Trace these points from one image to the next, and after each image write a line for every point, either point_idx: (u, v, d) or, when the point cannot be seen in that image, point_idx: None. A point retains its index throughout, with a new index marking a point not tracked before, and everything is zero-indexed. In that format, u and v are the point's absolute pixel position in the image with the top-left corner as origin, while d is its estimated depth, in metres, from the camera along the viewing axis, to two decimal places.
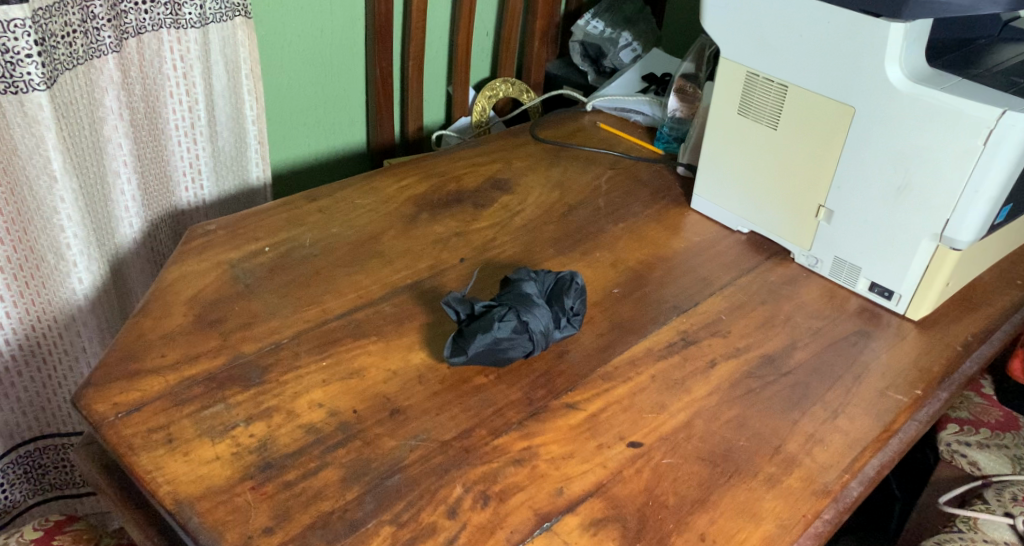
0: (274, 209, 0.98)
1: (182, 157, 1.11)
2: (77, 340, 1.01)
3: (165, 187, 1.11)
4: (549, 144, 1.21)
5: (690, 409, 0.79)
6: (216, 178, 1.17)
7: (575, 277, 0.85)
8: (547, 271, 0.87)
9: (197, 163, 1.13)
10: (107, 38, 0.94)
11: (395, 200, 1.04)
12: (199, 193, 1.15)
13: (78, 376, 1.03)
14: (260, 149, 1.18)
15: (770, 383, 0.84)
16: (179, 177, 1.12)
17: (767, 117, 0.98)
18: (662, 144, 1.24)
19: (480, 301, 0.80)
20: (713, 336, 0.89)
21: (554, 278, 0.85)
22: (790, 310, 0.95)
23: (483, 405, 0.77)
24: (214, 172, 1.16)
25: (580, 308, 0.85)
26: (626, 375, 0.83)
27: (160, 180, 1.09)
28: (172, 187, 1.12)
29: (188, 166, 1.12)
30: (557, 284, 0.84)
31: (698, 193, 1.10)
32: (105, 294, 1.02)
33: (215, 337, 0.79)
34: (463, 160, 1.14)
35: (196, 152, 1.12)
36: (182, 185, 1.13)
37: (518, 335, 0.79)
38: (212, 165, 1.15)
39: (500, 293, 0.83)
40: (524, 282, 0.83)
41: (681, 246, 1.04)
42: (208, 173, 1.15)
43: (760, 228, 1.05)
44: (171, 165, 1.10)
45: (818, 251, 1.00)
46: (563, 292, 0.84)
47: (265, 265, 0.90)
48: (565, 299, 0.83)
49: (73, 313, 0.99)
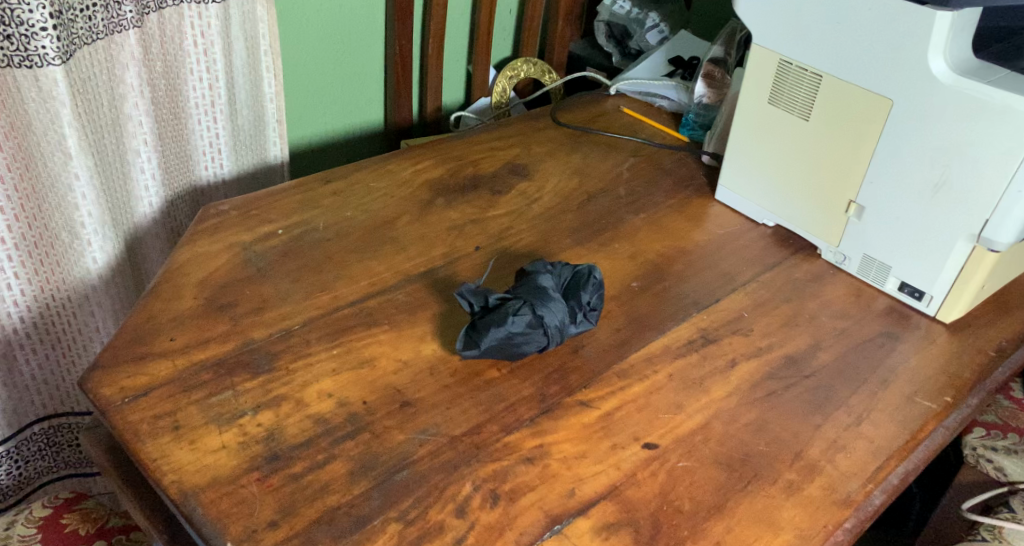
0: (288, 191, 0.97)
1: (202, 135, 1.09)
2: (91, 320, 1.00)
3: (185, 166, 1.09)
4: (571, 129, 1.19)
5: (708, 410, 0.77)
6: (236, 157, 1.15)
7: (593, 271, 0.83)
8: (564, 264, 0.85)
9: (215, 141, 1.11)
10: (129, 12, 0.92)
11: (411, 184, 1.02)
12: (219, 173, 1.14)
13: (89, 355, 1.02)
14: (279, 127, 1.16)
15: (791, 386, 0.81)
16: (198, 155, 1.10)
17: (798, 108, 0.95)
18: (686, 131, 1.21)
19: (494, 294, 0.79)
20: (733, 334, 0.87)
21: (571, 271, 0.82)
22: (814, 308, 0.92)
23: (495, 400, 0.75)
24: (234, 151, 1.14)
25: (598, 304, 0.82)
26: (642, 373, 0.81)
27: (180, 158, 1.08)
28: (191, 166, 1.10)
29: (207, 144, 1.10)
30: (574, 278, 0.82)
31: (723, 183, 1.07)
32: (121, 273, 1.01)
33: (225, 322, 0.78)
34: (481, 144, 1.12)
35: (215, 130, 1.10)
36: (202, 163, 1.12)
37: (532, 329, 0.77)
38: (231, 143, 1.13)
39: (515, 286, 0.81)
40: (540, 275, 0.81)
41: (703, 239, 1.01)
42: (227, 151, 1.13)
43: (787, 223, 1.02)
44: (191, 143, 1.08)
45: (846, 248, 0.97)
46: (581, 286, 0.82)
47: (278, 248, 0.88)
48: (583, 293, 0.81)
49: (87, 292, 0.98)
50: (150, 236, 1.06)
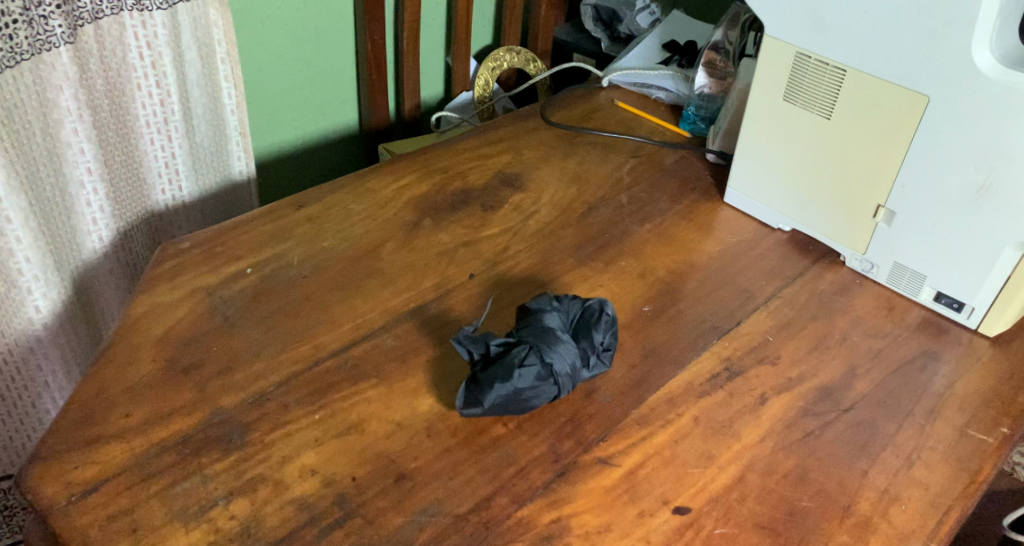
0: (256, 220, 0.86)
1: (156, 157, 0.98)
2: (40, 375, 0.89)
3: (139, 192, 0.98)
4: (564, 130, 1.08)
5: (740, 461, 0.69)
6: (196, 178, 1.03)
7: (606, 306, 0.73)
8: (571, 296, 0.75)
9: (172, 162, 0.99)
10: (58, 27, 0.80)
11: (393, 204, 0.91)
12: (178, 197, 1.02)
13: (39, 413, 0.92)
14: (242, 141, 1.05)
15: (829, 424, 0.73)
16: (153, 179, 0.99)
17: (819, 105, 0.86)
18: (686, 125, 1.13)
19: (495, 341, 0.69)
20: (760, 364, 0.78)
21: (580, 307, 0.73)
22: (844, 327, 0.84)
23: (502, 464, 0.66)
24: (194, 170, 1.02)
25: (611, 343, 0.73)
26: (665, 418, 0.72)
27: (132, 184, 0.96)
28: (147, 191, 0.99)
29: (162, 166, 0.99)
30: (585, 315, 0.73)
31: (733, 186, 0.99)
32: (69, 320, 0.91)
33: (189, 388, 0.68)
34: (468, 152, 1.01)
35: (171, 149, 0.98)
36: (158, 188, 1.00)
37: (538, 383, 0.68)
38: (190, 163, 1.01)
39: (519, 328, 0.71)
40: (547, 314, 0.71)
41: (716, 250, 0.92)
42: (187, 173, 1.01)
43: (808, 228, 0.94)
44: (144, 166, 0.97)
45: (874, 256, 0.89)
46: (592, 325, 0.72)
47: (247, 290, 0.78)
48: (595, 335, 0.71)
49: (31, 345, 0.87)
50: (102, 274, 0.95)
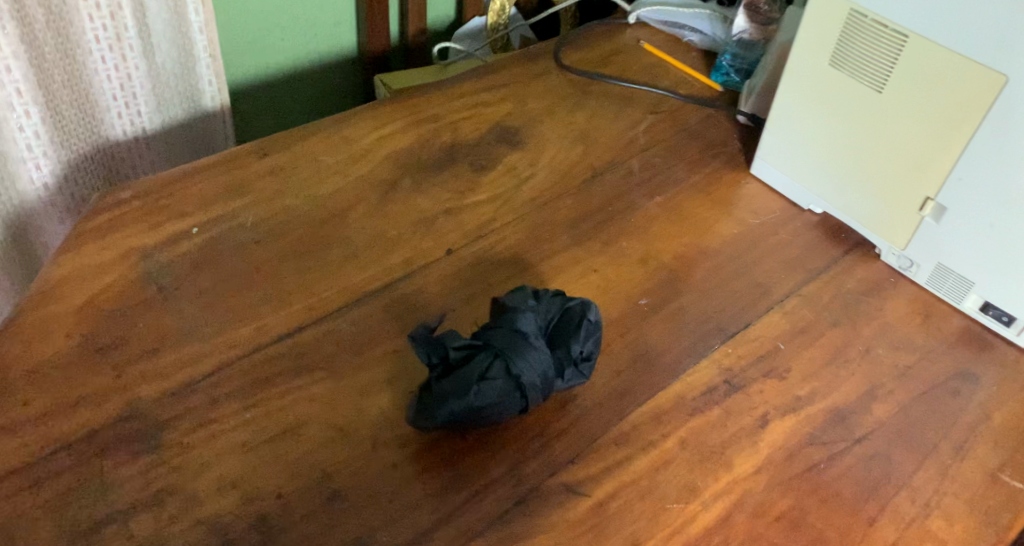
0: (212, 169, 0.77)
1: (110, 78, 0.87)
2: None
3: (90, 117, 0.88)
4: (577, 75, 0.96)
5: (728, 498, 0.61)
6: (159, 103, 0.93)
7: (589, 311, 0.63)
8: (555, 291, 0.65)
9: (129, 85, 0.89)
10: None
11: (369, 158, 0.81)
12: (138, 123, 0.92)
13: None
14: (212, 64, 0.95)
15: (836, 456, 0.64)
16: (107, 103, 0.89)
17: (868, 75, 0.74)
18: (720, 78, 0.99)
19: (456, 345, 0.60)
20: (766, 377, 0.69)
21: (560, 307, 0.63)
22: (870, 336, 0.73)
23: (452, 487, 0.58)
24: (155, 95, 0.92)
25: (593, 352, 0.63)
26: (648, 438, 0.63)
27: (80, 108, 0.86)
28: (100, 117, 0.89)
29: (117, 88, 0.88)
30: (564, 318, 0.62)
31: (762, 155, 0.87)
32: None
33: (105, 373, 0.61)
34: (464, 98, 0.90)
35: (127, 70, 0.88)
36: (114, 113, 0.90)
37: (496, 400, 0.59)
38: (151, 87, 0.91)
39: (486, 327, 0.62)
40: (519, 315, 0.61)
41: (731, 232, 0.81)
42: (146, 97, 0.91)
43: (842, 214, 0.82)
44: (94, 88, 0.87)
45: (914, 253, 0.77)
46: (571, 333, 0.62)
47: (189, 256, 0.70)
48: (572, 344, 0.62)
49: None
50: (39, 203, 0.87)
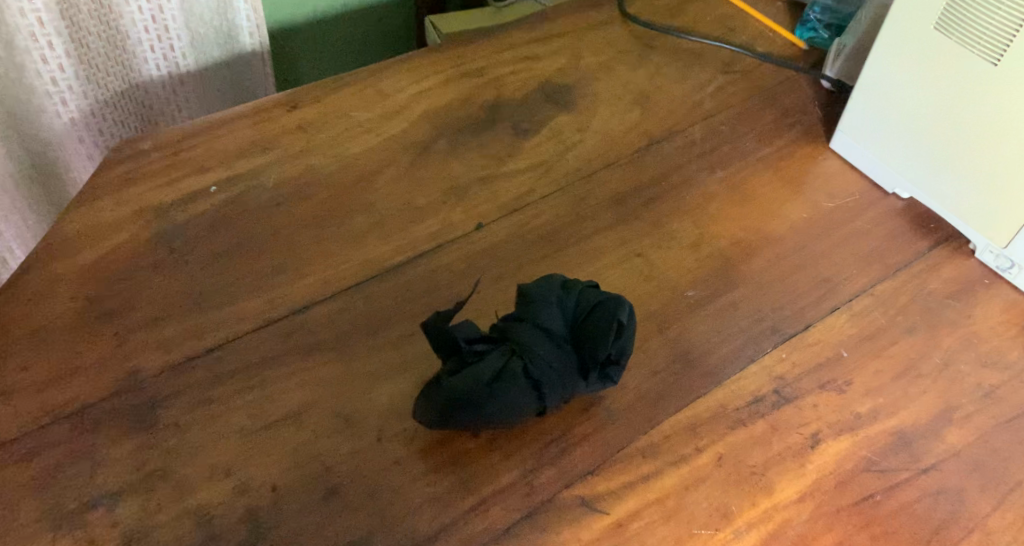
0: (239, 121, 0.72)
1: (140, 10, 0.84)
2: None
3: (121, 49, 0.86)
4: (642, 27, 0.87)
5: (766, 527, 0.54)
6: (194, 37, 0.89)
7: (621, 311, 0.55)
8: (588, 283, 0.59)
9: (161, 18, 0.85)
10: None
11: (405, 116, 0.76)
12: (171, 57, 0.89)
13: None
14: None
15: (897, 488, 0.56)
16: (138, 36, 0.86)
17: (983, 45, 0.64)
18: (805, 33, 0.88)
19: (470, 338, 0.55)
20: (822, 389, 0.61)
21: (591, 304, 0.56)
22: (950, 348, 0.64)
23: (458, 492, 0.54)
24: (190, 29, 0.88)
25: (623, 355, 0.57)
26: (681, 451, 0.57)
27: (110, 41, 0.84)
28: (132, 49, 0.87)
29: (149, 20, 0.85)
30: (592, 315, 0.56)
31: (844, 128, 0.77)
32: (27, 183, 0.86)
33: (105, 342, 0.57)
34: (514, 50, 0.83)
35: (158, 1, 0.84)
36: (146, 46, 0.87)
37: (508, 402, 0.54)
38: (185, 21, 0.87)
39: (507, 321, 0.57)
40: (541, 310, 0.56)
41: (800, 217, 0.73)
42: (179, 31, 0.87)
43: (933, 201, 0.73)
44: (124, 20, 0.84)
45: (1016, 253, 0.68)
46: (599, 335, 0.55)
47: (206, 216, 0.65)
48: (600, 347, 0.55)
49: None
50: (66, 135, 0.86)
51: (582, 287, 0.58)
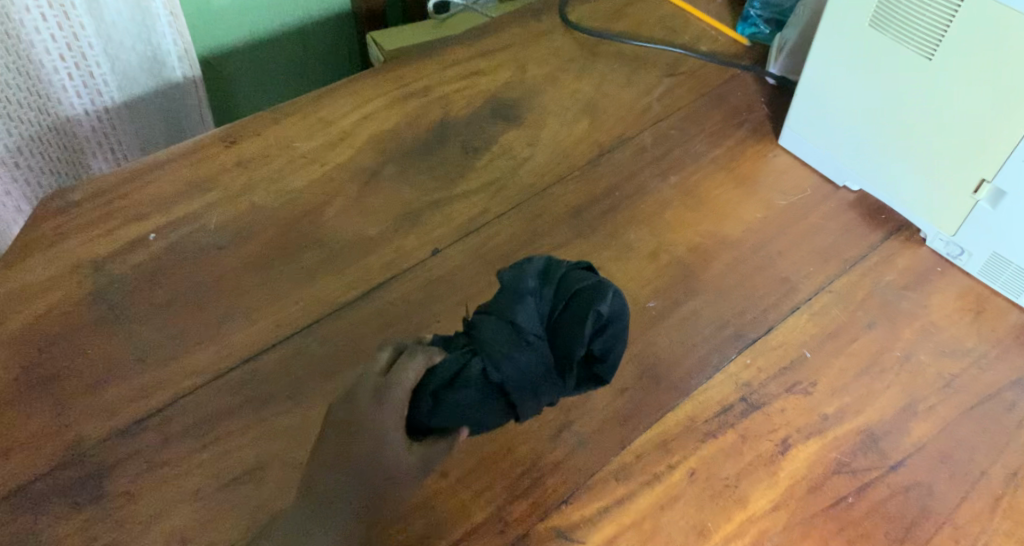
0: (176, 163, 0.70)
1: (53, 40, 0.81)
2: None
3: (36, 84, 0.83)
4: (585, 33, 0.87)
5: (744, 539, 0.54)
6: (115, 65, 0.87)
7: (600, 302, 0.50)
8: (577, 269, 0.53)
9: (77, 46, 0.83)
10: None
11: (350, 142, 0.74)
12: (92, 87, 0.87)
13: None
14: (172, 20, 0.88)
15: (868, 488, 0.57)
16: (54, 69, 0.83)
17: (918, 39, 0.64)
18: (746, 30, 0.88)
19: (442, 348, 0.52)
20: (789, 394, 0.61)
21: (570, 296, 0.51)
22: (911, 340, 0.65)
23: (430, 534, 0.53)
24: (110, 56, 0.86)
25: (604, 347, 0.52)
26: (653, 472, 0.56)
27: (23, 76, 0.81)
28: (50, 82, 0.84)
29: (64, 47, 0.82)
30: (570, 310, 0.51)
31: (791, 124, 0.77)
32: None
33: (48, 409, 0.54)
34: (456, 66, 0.82)
35: (72, 29, 0.82)
36: (64, 77, 0.84)
37: (472, 409, 0.50)
38: (103, 47, 0.85)
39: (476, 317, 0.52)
40: (515, 297, 0.51)
41: (756, 217, 0.72)
42: (99, 59, 0.85)
43: (881, 192, 0.73)
44: (36, 52, 0.81)
45: (966, 241, 0.68)
46: (576, 335, 0.50)
47: (145, 267, 0.63)
48: (577, 344, 0.50)
49: None
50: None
51: (565, 271, 0.53)
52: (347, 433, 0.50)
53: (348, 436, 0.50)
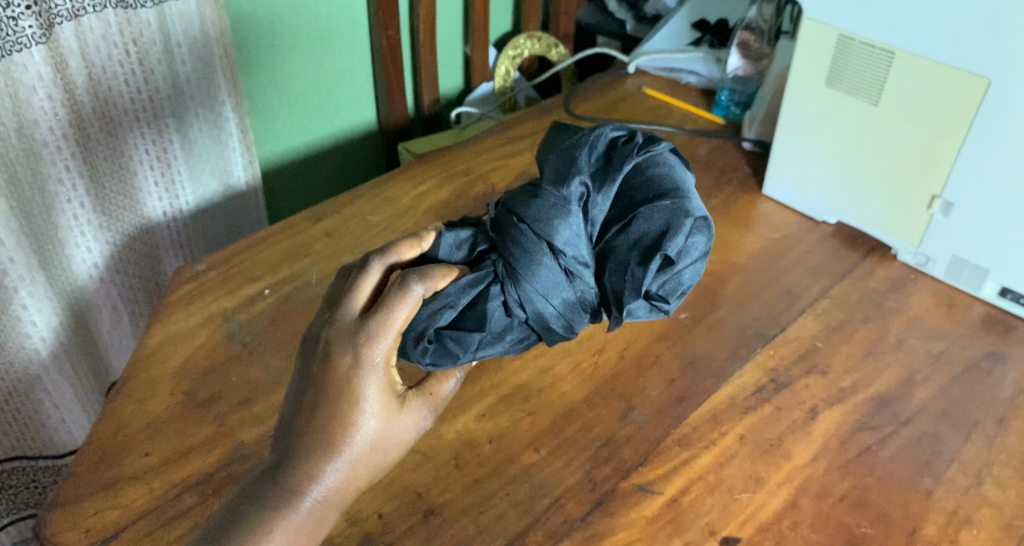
0: (272, 237, 0.83)
1: (147, 155, 0.97)
2: (46, 396, 0.95)
3: (132, 193, 0.98)
4: (589, 122, 1.04)
5: (793, 483, 0.64)
6: (193, 177, 1.03)
7: (668, 246, 0.59)
8: (648, 206, 0.60)
9: (166, 159, 0.99)
10: (29, 28, 0.79)
11: (414, 212, 0.88)
12: (174, 196, 1.02)
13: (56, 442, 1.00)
14: (241, 138, 1.05)
15: (888, 438, 0.68)
16: (146, 180, 0.99)
17: (864, 90, 0.81)
18: (720, 111, 1.07)
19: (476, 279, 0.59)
20: (809, 374, 0.73)
21: (633, 239, 0.60)
22: (900, 328, 0.78)
23: (536, 495, 0.63)
24: (191, 169, 1.02)
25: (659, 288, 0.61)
26: (708, 439, 0.67)
27: (123, 185, 0.96)
28: (143, 192, 0.99)
29: (156, 161, 0.98)
30: (631, 252, 0.60)
31: (772, 176, 0.93)
32: (71, 329, 0.95)
33: (209, 423, 0.66)
34: (490, 152, 0.98)
35: (163, 145, 0.98)
36: (153, 188, 1.00)
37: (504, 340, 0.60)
38: (186, 160, 1.01)
39: (513, 233, 0.59)
40: (560, 220, 0.58)
41: (757, 247, 0.87)
42: (181, 170, 1.01)
43: (854, 221, 0.88)
44: (135, 166, 0.97)
45: (930, 249, 0.83)
46: (636, 280, 0.59)
47: (265, 313, 0.75)
48: (636, 289, 0.59)
49: (36, 361, 0.92)
50: (91, 282, 0.96)
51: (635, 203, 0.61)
52: (324, 399, 0.55)
53: (325, 403, 0.55)
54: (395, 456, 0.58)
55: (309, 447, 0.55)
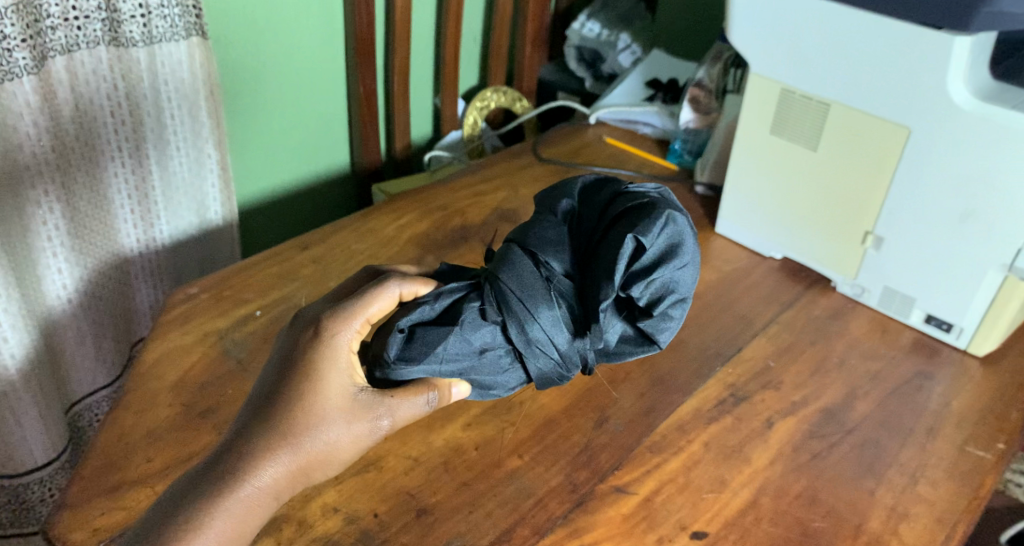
0: (261, 263, 0.87)
1: (127, 188, 1.00)
2: (11, 415, 0.95)
3: (109, 224, 1.00)
4: (555, 166, 1.12)
5: (754, 484, 0.71)
6: (170, 212, 1.06)
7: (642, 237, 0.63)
8: (628, 212, 0.66)
9: (145, 193, 1.02)
10: (22, 59, 0.83)
11: (396, 242, 0.93)
12: (150, 229, 1.05)
13: (20, 461, 0.99)
14: (222, 180, 1.08)
15: (835, 444, 0.75)
16: (125, 211, 1.01)
17: (804, 136, 0.91)
18: (674, 159, 1.17)
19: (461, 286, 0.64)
20: (764, 389, 0.80)
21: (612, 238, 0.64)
22: (842, 350, 0.86)
23: (521, 495, 0.68)
24: (168, 204, 1.05)
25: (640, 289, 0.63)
26: (677, 445, 0.74)
27: (101, 215, 0.99)
28: (119, 224, 1.02)
29: (135, 195, 1.01)
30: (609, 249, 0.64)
31: (724, 216, 1.02)
32: (39, 352, 0.96)
33: (208, 431, 0.69)
34: (465, 190, 1.04)
35: (144, 180, 1.01)
36: (130, 219, 1.02)
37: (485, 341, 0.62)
38: (165, 196, 1.04)
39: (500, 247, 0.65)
40: (540, 227, 0.65)
41: (712, 278, 0.95)
42: (160, 205, 1.04)
43: (797, 255, 0.97)
44: (114, 198, 1.00)
45: (864, 281, 0.92)
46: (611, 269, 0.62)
47: (258, 332, 0.79)
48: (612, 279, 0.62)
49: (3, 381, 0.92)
50: (61, 307, 0.98)
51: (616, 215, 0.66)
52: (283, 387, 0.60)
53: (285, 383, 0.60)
54: (345, 453, 0.61)
55: (259, 424, 0.59)
